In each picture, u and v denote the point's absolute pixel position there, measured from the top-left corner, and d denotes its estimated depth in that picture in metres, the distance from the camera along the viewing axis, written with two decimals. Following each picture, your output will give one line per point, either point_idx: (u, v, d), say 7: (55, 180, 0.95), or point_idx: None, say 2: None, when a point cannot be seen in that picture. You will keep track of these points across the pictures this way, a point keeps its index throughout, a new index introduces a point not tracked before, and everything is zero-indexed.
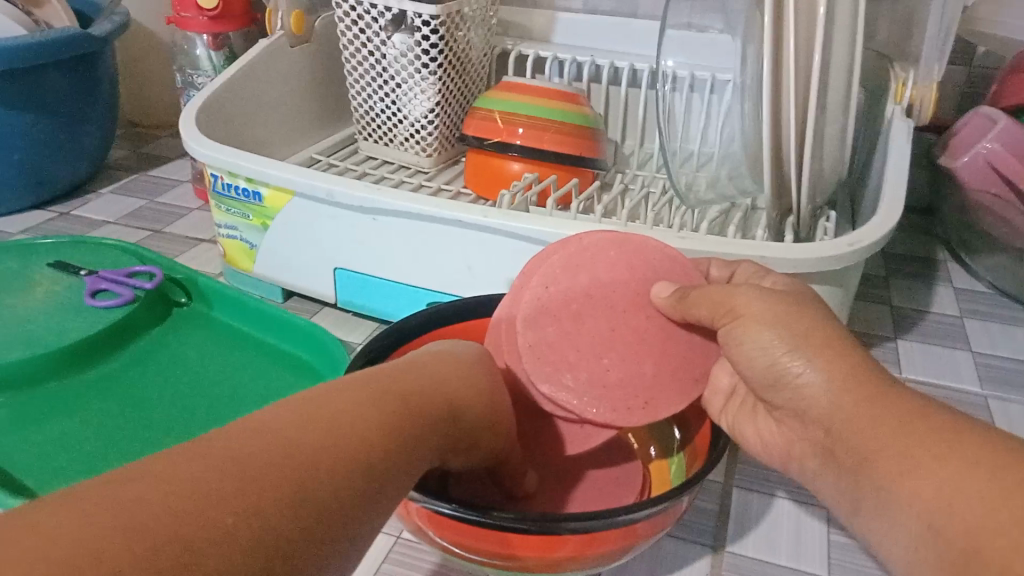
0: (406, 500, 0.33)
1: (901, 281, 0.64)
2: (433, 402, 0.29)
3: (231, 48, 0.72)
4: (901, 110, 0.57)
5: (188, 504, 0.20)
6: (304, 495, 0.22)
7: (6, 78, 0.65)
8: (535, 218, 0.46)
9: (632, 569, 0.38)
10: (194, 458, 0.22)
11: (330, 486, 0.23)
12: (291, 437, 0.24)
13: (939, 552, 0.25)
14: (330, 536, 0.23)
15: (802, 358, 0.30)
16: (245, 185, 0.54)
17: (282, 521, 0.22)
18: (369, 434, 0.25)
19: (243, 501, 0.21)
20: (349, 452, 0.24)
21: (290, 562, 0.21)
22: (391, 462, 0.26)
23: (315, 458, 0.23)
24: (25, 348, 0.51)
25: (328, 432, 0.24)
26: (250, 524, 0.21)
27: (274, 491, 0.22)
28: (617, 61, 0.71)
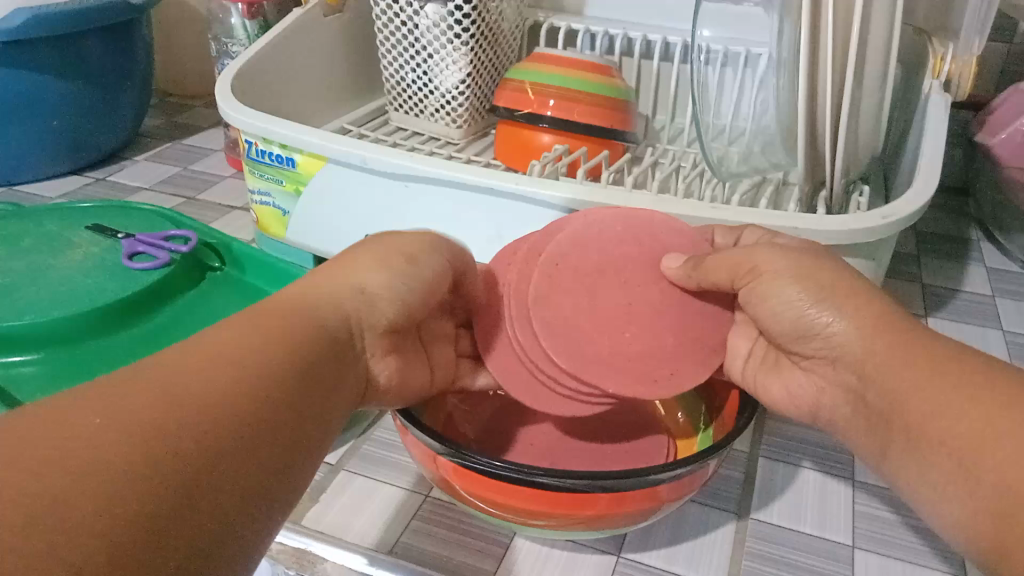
0: (436, 455, 0.33)
1: (934, 260, 0.63)
2: (335, 316, 0.32)
3: (265, 17, 0.72)
4: (939, 85, 0.56)
5: (166, 431, 0.23)
6: (259, 410, 0.26)
7: (46, 45, 0.66)
8: (566, 188, 0.46)
9: (658, 532, 0.39)
10: (171, 390, 0.25)
11: (273, 401, 0.27)
12: (206, 364, 0.26)
13: (961, 509, 0.25)
14: (284, 443, 0.27)
15: (831, 309, 0.30)
16: (279, 152, 0.55)
17: (241, 433, 0.25)
18: (291, 345, 0.29)
19: (206, 419, 0.25)
20: (270, 375, 0.27)
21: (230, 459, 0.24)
22: (315, 370, 0.29)
23: (234, 374, 0.26)
24: (66, 304, 0.52)
25: (254, 349, 0.28)
26: (217, 441, 0.24)
27: (231, 414, 0.25)
28: (649, 34, 0.71)
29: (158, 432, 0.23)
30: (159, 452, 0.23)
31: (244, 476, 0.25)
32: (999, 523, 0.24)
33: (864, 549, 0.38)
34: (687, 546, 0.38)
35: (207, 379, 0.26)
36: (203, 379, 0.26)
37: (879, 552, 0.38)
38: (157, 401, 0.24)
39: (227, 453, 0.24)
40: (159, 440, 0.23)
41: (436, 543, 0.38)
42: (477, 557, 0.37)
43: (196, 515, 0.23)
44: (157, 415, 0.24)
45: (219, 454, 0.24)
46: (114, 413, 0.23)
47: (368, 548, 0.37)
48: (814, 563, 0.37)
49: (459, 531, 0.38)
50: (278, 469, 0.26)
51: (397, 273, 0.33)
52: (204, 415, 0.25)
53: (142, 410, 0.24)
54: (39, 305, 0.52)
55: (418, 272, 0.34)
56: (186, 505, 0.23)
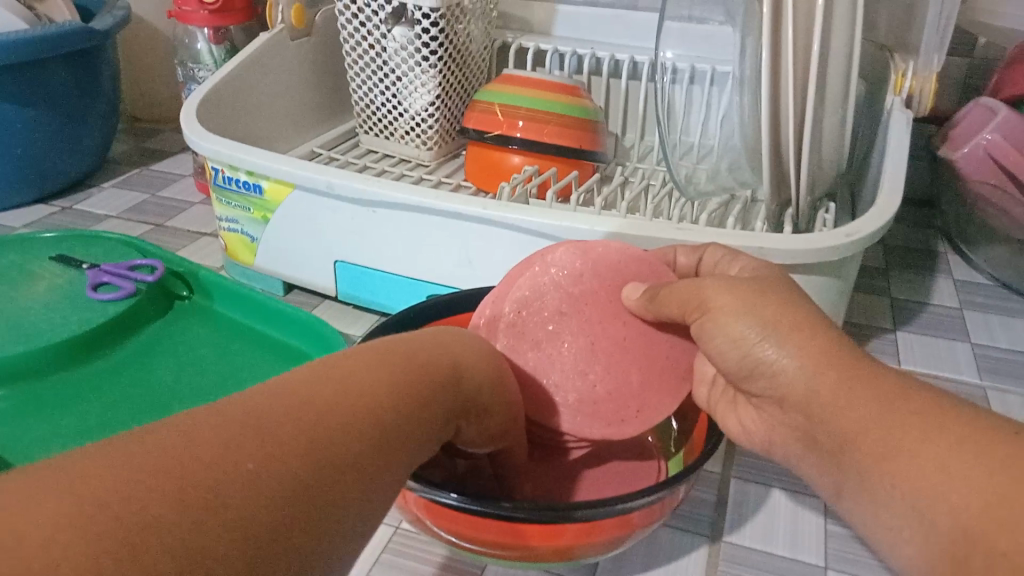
0: (404, 490, 0.33)
1: (902, 273, 0.64)
2: (444, 372, 0.28)
3: (231, 42, 0.72)
4: (901, 101, 0.57)
5: (200, 488, 0.20)
6: (314, 474, 0.22)
7: (7, 72, 0.65)
8: (531, 210, 0.46)
9: (631, 558, 0.38)
10: (221, 431, 0.21)
11: (331, 465, 0.22)
12: (303, 414, 0.23)
13: (920, 533, 0.25)
14: (332, 518, 0.22)
15: (775, 343, 0.30)
16: (245, 178, 0.55)
17: (286, 499, 0.21)
18: (372, 401, 0.25)
19: (250, 477, 0.20)
20: (365, 437, 0.24)
21: (297, 536, 0.21)
22: (392, 432, 0.25)
23: (329, 432, 0.23)
24: (28, 339, 0.51)
25: (331, 398, 0.24)
26: (289, 509, 0.21)
27: (279, 480, 0.21)
28: (617, 54, 0.71)
29: (190, 487, 0.19)
30: (182, 517, 0.19)
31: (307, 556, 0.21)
32: (958, 545, 0.24)
33: (836, 569, 0.38)
34: (660, 571, 0.38)
35: (267, 427, 0.22)
36: (263, 424, 0.22)
37: (851, 573, 0.38)
38: (204, 445, 0.21)
39: (263, 525, 0.20)
40: (186, 496, 0.19)
41: None
42: None
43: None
44: (195, 463, 0.20)
45: (256, 525, 0.20)
46: (153, 449, 0.20)
47: None
48: None
49: (430, 564, 0.38)
50: (318, 551, 0.21)
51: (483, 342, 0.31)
52: (249, 473, 0.20)
53: (187, 452, 0.20)
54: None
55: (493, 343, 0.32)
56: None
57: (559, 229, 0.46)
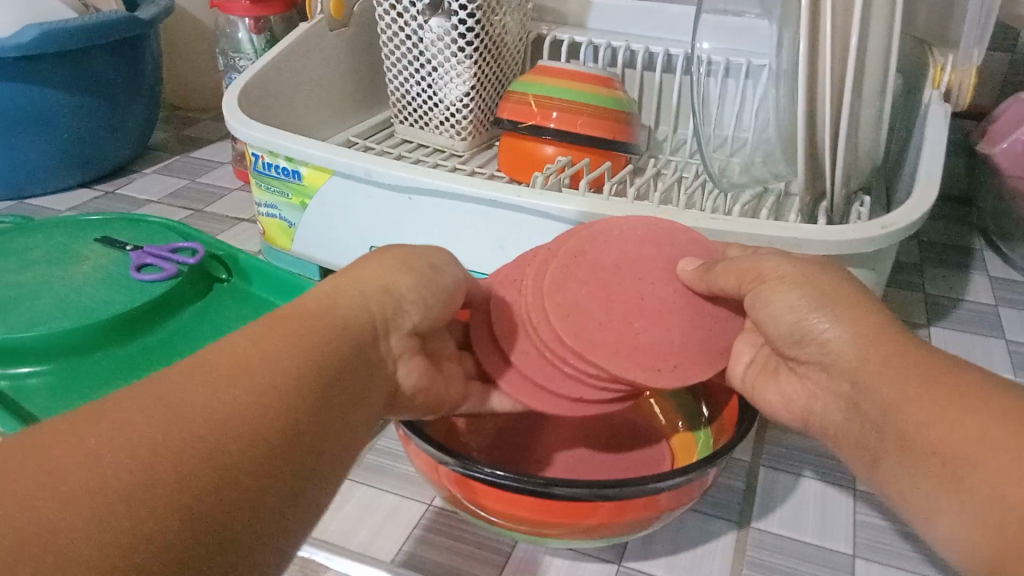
0: (440, 465, 0.34)
1: (936, 269, 0.64)
2: (372, 316, 0.30)
3: (271, 32, 0.73)
4: (939, 95, 0.56)
5: (184, 476, 0.22)
6: (279, 436, 0.24)
7: (56, 60, 0.67)
8: (566, 198, 0.47)
9: (659, 540, 0.39)
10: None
11: (292, 425, 0.25)
12: (246, 374, 0.25)
13: (951, 512, 0.25)
14: (301, 468, 0.25)
15: (829, 316, 0.31)
16: (285, 165, 0.56)
17: (248, 450, 0.23)
18: (313, 355, 0.27)
19: (216, 441, 0.23)
20: (308, 384, 0.26)
21: (262, 480, 0.24)
22: (337, 384, 0.27)
23: (272, 388, 0.25)
24: (76, 316, 0.53)
25: (273, 359, 0.26)
26: (249, 460, 0.23)
27: (250, 445, 0.24)
28: (651, 47, 0.71)
29: (189, 468, 0.22)
30: (174, 501, 0.21)
31: (272, 495, 0.24)
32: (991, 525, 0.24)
33: (865, 558, 0.38)
34: (687, 554, 0.38)
35: (224, 405, 0.24)
36: (223, 400, 0.24)
37: (879, 562, 0.38)
38: (176, 430, 0.23)
39: (242, 489, 0.23)
40: (174, 481, 0.22)
41: (438, 552, 0.38)
42: (478, 565, 0.37)
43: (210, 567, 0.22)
44: (174, 450, 0.22)
45: (238, 491, 0.23)
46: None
47: (370, 557, 0.38)
48: (814, 572, 0.37)
49: (462, 540, 0.39)
50: (295, 499, 0.25)
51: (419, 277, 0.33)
52: (222, 447, 0.23)
53: (162, 441, 0.22)
54: (48, 317, 0.53)
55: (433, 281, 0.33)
56: (199, 559, 0.22)
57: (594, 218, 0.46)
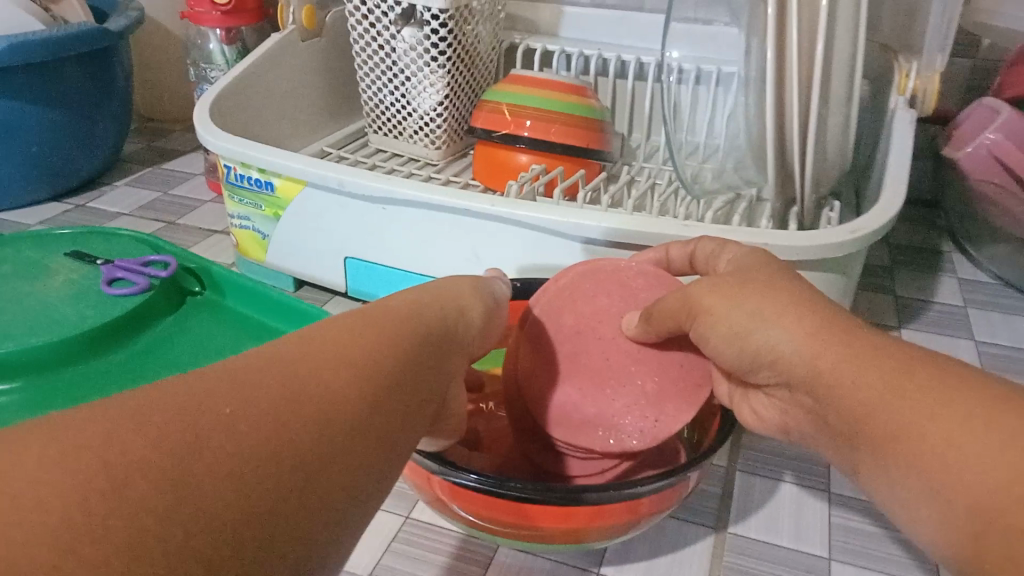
0: (429, 473, 0.34)
1: (906, 272, 0.65)
2: (437, 323, 0.29)
3: (243, 43, 0.73)
4: (905, 101, 0.58)
5: (219, 495, 0.19)
6: (342, 431, 0.23)
7: (24, 71, 0.67)
8: (541, 207, 0.47)
9: (637, 546, 0.39)
10: (197, 390, 0.21)
11: (344, 434, 0.23)
12: (310, 363, 0.24)
13: (913, 512, 0.25)
14: (346, 490, 0.22)
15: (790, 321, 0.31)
16: (257, 176, 0.55)
17: (310, 443, 0.21)
18: (365, 367, 0.25)
19: (275, 426, 0.21)
20: (375, 384, 0.24)
21: (322, 477, 0.21)
22: (403, 385, 0.26)
23: (339, 384, 0.23)
24: (43, 332, 0.52)
25: (321, 370, 0.24)
26: (311, 451, 0.21)
27: (310, 440, 0.22)
28: (623, 55, 0.72)
29: (242, 449, 0.20)
30: (205, 522, 0.19)
31: (328, 496, 0.22)
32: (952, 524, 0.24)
33: (840, 561, 0.39)
34: (665, 560, 0.38)
35: (283, 392, 0.22)
36: (285, 386, 0.22)
37: (854, 564, 0.39)
38: (213, 437, 0.20)
39: (283, 512, 0.20)
40: (225, 464, 0.20)
41: (416, 565, 0.38)
42: None
43: (256, 560, 0.19)
44: (210, 465, 0.19)
45: (276, 516, 0.20)
46: (127, 410, 0.20)
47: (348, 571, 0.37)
48: None
49: (441, 553, 0.39)
50: (351, 508, 0.22)
51: (473, 300, 0.32)
52: (281, 433, 0.21)
53: (203, 449, 0.20)
54: (15, 333, 0.52)
55: (487, 303, 0.33)
56: (248, 550, 0.19)
57: (564, 226, 0.46)
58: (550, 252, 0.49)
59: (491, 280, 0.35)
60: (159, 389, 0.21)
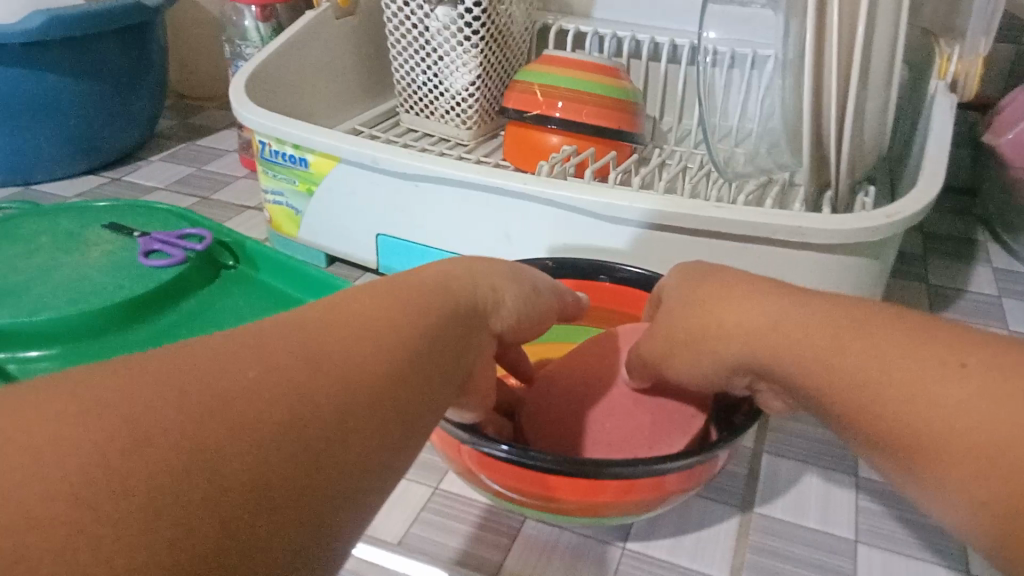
0: (459, 443, 0.34)
1: (940, 260, 0.64)
2: (466, 301, 0.29)
3: (277, 20, 0.73)
4: (945, 86, 0.57)
5: (244, 457, 0.19)
6: (366, 400, 0.23)
7: (62, 45, 0.68)
8: (573, 187, 0.47)
9: (662, 524, 0.39)
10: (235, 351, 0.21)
11: (367, 404, 0.23)
12: (336, 332, 0.24)
13: None
14: (365, 457, 0.22)
15: None
16: (292, 152, 0.56)
17: (333, 411, 0.22)
18: (387, 338, 0.25)
19: (297, 391, 0.21)
20: (400, 355, 0.25)
21: (344, 444, 0.22)
22: (430, 361, 0.26)
23: (364, 354, 0.24)
24: (82, 302, 0.53)
25: (345, 339, 0.24)
26: (334, 418, 0.22)
27: (335, 407, 0.22)
28: (657, 37, 0.72)
29: (265, 410, 0.20)
30: (226, 482, 0.19)
31: (351, 464, 0.22)
32: None
33: (867, 544, 0.39)
34: (690, 538, 0.39)
35: (310, 356, 0.22)
36: (313, 353, 0.23)
37: (881, 548, 0.39)
38: (235, 399, 0.20)
39: (306, 476, 0.20)
40: (250, 425, 0.20)
41: (445, 535, 0.38)
42: (484, 547, 0.38)
43: (281, 523, 0.19)
44: (232, 426, 0.19)
45: (301, 480, 0.20)
46: (170, 367, 0.20)
47: (377, 539, 0.38)
48: (815, 556, 0.38)
49: (469, 524, 0.39)
50: (374, 478, 0.22)
51: (502, 277, 0.32)
52: (306, 398, 0.21)
53: (229, 407, 0.20)
54: (54, 302, 0.53)
55: (522, 282, 0.33)
56: (271, 512, 0.19)
57: (596, 207, 0.47)
58: (581, 233, 0.49)
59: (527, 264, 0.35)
60: (202, 346, 0.22)
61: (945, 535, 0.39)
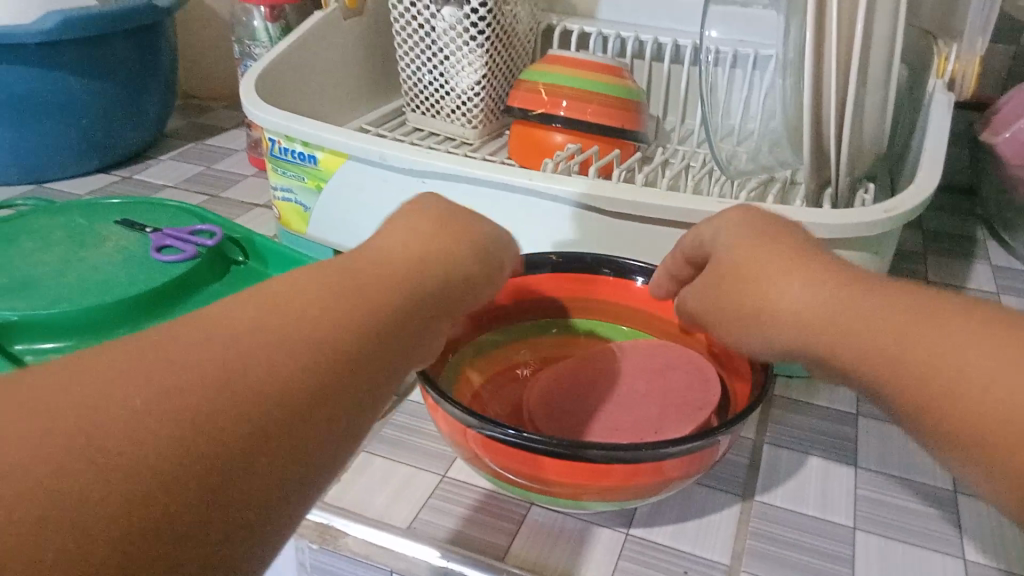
0: (465, 429, 0.35)
1: (939, 258, 0.65)
2: (422, 280, 0.30)
3: (286, 20, 0.74)
4: (943, 84, 0.57)
5: (167, 451, 0.20)
6: (303, 390, 0.24)
7: (74, 45, 0.69)
8: (579, 182, 0.48)
9: (666, 510, 0.40)
10: (222, 348, 0.23)
11: (305, 394, 0.24)
12: (276, 323, 0.25)
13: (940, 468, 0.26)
14: (324, 443, 0.24)
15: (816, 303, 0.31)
16: (301, 149, 0.57)
17: (266, 405, 0.23)
18: (355, 323, 0.26)
19: (225, 387, 0.22)
20: (347, 342, 0.26)
21: (279, 434, 0.23)
22: (381, 348, 0.27)
23: (302, 343, 0.25)
24: (97, 294, 0.54)
25: (314, 325, 0.25)
26: (267, 409, 0.23)
27: (270, 398, 0.23)
28: (659, 37, 0.73)
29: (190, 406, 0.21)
30: (206, 472, 0.21)
31: (286, 453, 0.23)
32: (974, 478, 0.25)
33: (865, 530, 0.40)
34: (693, 524, 0.39)
35: (248, 350, 0.24)
36: (255, 346, 0.24)
37: (879, 534, 0.39)
38: (168, 398, 0.21)
39: (236, 467, 0.21)
40: (177, 422, 0.21)
41: (454, 520, 0.39)
42: (491, 531, 0.39)
43: (212, 512, 0.21)
44: (170, 426, 0.21)
45: (231, 472, 0.21)
46: None
47: (388, 524, 0.39)
48: (813, 542, 0.39)
49: (476, 509, 0.40)
50: (314, 465, 0.24)
51: (451, 244, 0.33)
52: (236, 394, 0.22)
53: (156, 407, 0.21)
54: (70, 295, 0.54)
55: (476, 257, 0.34)
56: (202, 503, 0.21)
57: (602, 202, 0.47)
58: (587, 229, 0.50)
59: (505, 243, 0.36)
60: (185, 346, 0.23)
61: (943, 523, 0.40)
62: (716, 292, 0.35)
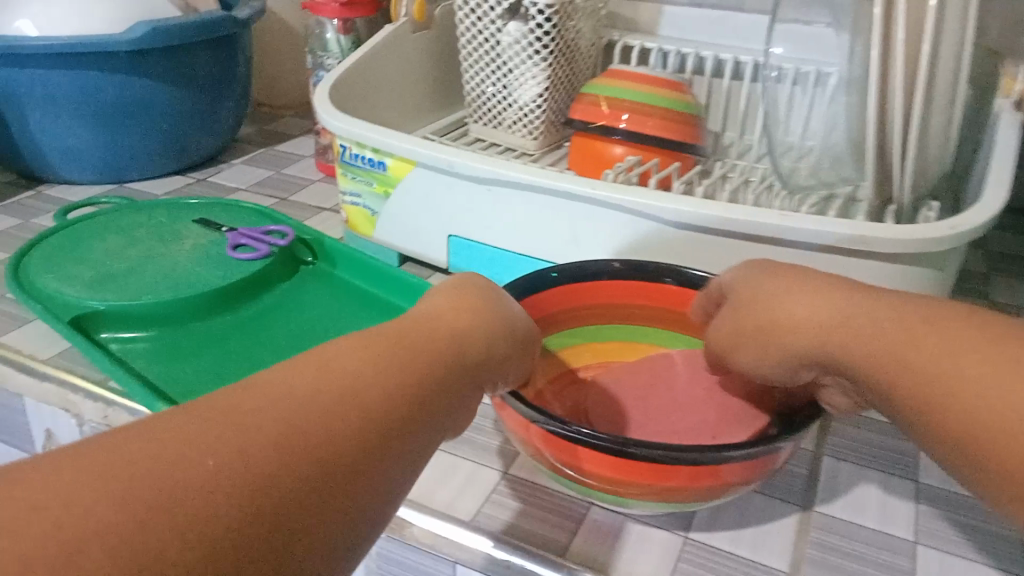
0: (528, 424, 0.36)
1: (1003, 279, 0.64)
2: (456, 346, 0.33)
3: (357, 33, 0.77)
4: (1011, 103, 0.57)
5: (234, 497, 0.23)
6: (354, 443, 0.26)
7: (161, 54, 0.72)
8: (643, 193, 0.49)
9: (724, 515, 0.41)
10: (285, 407, 0.26)
11: (355, 445, 0.26)
12: (327, 383, 0.28)
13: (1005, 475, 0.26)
14: (363, 506, 0.26)
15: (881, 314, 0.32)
16: (371, 155, 0.59)
17: (320, 456, 0.25)
18: (397, 383, 0.29)
19: (284, 440, 0.25)
20: (390, 400, 0.28)
21: (333, 481, 0.25)
22: (422, 406, 0.29)
23: (350, 401, 0.27)
24: (177, 288, 0.57)
25: (359, 384, 0.28)
26: (321, 460, 0.25)
27: (325, 450, 0.26)
28: (720, 54, 0.74)
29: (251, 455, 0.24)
30: (268, 517, 0.23)
31: (338, 500, 0.25)
32: None
33: (925, 544, 0.39)
34: (750, 531, 0.40)
35: (303, 406, 0.26)
36: (311, 404, 0.27)
37: (939, 549, 0.39)
38: (232, 451, 0.24)
39: (294, 510, 0.24)
40: (244, 470, 0.24)
41: (515, 515, 0.40)
42: (550, 527, 0.40)
43: (272, 552, 0.23)
44: (236, 475, 0.24)
45: (288, 517, 0.24)
46: None
47: (453, 516, 0.40)
48: (872, 554, 0.39)
49: (536, 505, 0.41)
50: (362, 512, 0.26)
51: (488, 319, 0.36)
52: (293, 446, 0.25)
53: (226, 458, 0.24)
54: (151, 288, 0.57)
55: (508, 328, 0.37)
56: (264, 546, 0.23)
57: (665, 212, 0.48)
58: (649, 237, 0.51)
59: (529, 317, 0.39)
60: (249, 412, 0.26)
61: (1007, 541, 0.40)
62: (778, 306, 0.36)
